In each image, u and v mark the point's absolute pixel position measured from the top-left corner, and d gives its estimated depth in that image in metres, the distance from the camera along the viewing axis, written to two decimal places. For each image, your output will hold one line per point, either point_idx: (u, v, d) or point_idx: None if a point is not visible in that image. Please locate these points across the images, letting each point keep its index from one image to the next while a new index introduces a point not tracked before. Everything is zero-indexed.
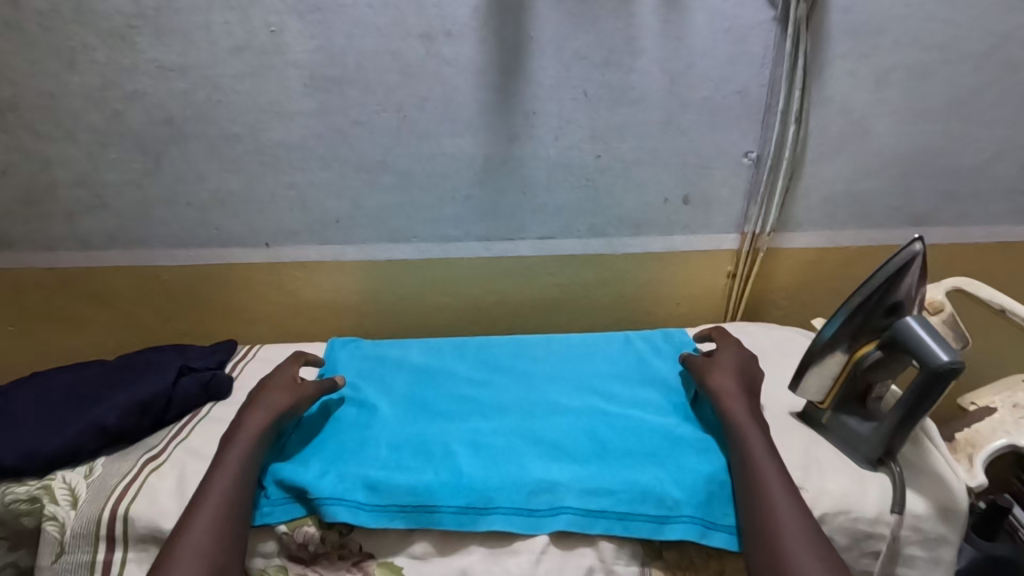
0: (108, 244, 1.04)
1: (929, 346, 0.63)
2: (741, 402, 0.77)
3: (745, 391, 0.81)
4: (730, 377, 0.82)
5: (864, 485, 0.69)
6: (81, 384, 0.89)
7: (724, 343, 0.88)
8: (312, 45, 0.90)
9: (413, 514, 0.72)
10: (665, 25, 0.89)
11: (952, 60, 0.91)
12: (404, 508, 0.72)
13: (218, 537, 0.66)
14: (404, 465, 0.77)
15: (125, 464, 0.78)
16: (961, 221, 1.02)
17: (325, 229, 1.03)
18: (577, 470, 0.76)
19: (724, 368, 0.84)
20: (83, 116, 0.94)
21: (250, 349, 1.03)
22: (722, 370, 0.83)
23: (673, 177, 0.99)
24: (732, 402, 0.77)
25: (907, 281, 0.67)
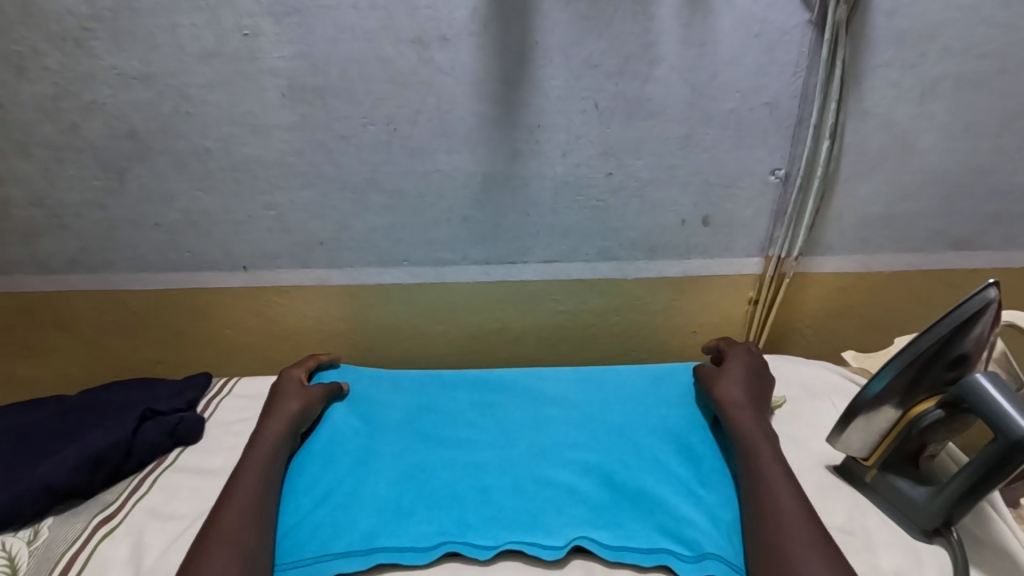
0: (69, 267, 0.95)
1: (1006, 412, 0.54)
2: (774, 452, 0.68)
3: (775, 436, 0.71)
4: (753, 413, 0.73)
5: (920, 562, 0.60)
6: (32, 429, 0.80)
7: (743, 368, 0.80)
8: (291, 51, 0.80)
9: (413, 562, 0.62)
10: (686, 29, 0.79)
11: (1006, 69, 0.81)
12: (402, 555, 0.63)
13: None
14: (404, 508, 0.69)
15: (74, 528, 0.69)
16: (1007, 245, 0.93)
17: (308, 252, 0.94)
18: (597, 512, 0.67)
19: (744, 403, 0.75)
20: (36, 129, 0.84)
21: (225, 383, 0.94)
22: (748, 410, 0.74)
23: (691, 197, 0.90)
24: (753, 442, 0.69)
25: (977, 330, 0.58)
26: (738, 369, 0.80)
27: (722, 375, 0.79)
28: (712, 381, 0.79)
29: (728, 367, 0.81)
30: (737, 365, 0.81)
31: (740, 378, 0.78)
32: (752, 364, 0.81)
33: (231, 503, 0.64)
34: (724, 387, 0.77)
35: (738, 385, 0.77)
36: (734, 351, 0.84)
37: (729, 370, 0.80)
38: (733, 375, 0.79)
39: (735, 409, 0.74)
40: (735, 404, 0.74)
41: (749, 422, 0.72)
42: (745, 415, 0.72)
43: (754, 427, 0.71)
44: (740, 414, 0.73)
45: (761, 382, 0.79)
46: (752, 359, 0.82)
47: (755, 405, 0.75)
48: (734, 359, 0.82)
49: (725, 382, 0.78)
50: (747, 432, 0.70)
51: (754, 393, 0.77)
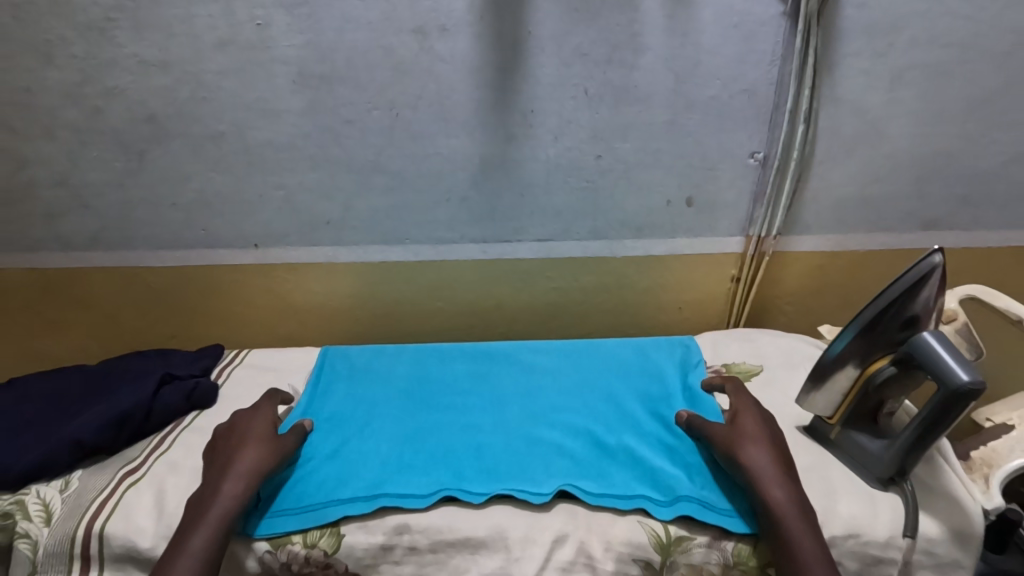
0: (89, 245, 1.00)
1: (948, 364, 0.60)
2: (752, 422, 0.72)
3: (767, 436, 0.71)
4: (781, 480, 0.65)
5: (876, 507, 0.65)
6: (60, 395, 0.86)
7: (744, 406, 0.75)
8: (300, 40, 0.86)
9: (412, 506, 0.68)
10: (670, 20, 0.85)
11: (971, 59, 0.87)
12: (402, 499, 0.68)
13: None
14: (405, 463, 0.74)
15: (102, 478, 0.74)
16: (975, 226, 0.99)
17: (315, 231, 1.00)
18: (583, 467, 0.72)
19: (769, 467, 0.66)
20: (61, 113, 0.90)
21: (237, 354, 1.00)
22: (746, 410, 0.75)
23: (676, 179, 0.95)
24: (791, 524, 0.61)
25: (925, 293, 0.64)
26: (753, 426, 0.72)
27: (739, 433, 0.71)
28: (729, 438, 0.70)
29: (742, 424, 0.72)
30: (752, 422, 0.72)
31: (759, 439, 0.70)
32: (766, 423, 0.73)
33: (233, 452, 0.71)
34: (745, 449, 0.68)
35: (761, 446, 0.68)
36: (744, 407, 0.75)
37: (745, 429, 0.71)
38: (750, 434, 0.71)
39: (760, 476, 0.65)
40: (760, 469, 0.66)
41: (783, 494, 0.63)
42: (775, 487, 0.64)
43: (788, 501, 0.63)
44: (772, 485, 0.64)
45: (779, 443, 0.71)
46: (763, 415, 0.74)
47: (785, 473, 0.66)
48: (745, 415, 0.74)
49: (748, 443, 0.69)
50: (777, 506, 0.62)
51: (779, 457, 0.68)
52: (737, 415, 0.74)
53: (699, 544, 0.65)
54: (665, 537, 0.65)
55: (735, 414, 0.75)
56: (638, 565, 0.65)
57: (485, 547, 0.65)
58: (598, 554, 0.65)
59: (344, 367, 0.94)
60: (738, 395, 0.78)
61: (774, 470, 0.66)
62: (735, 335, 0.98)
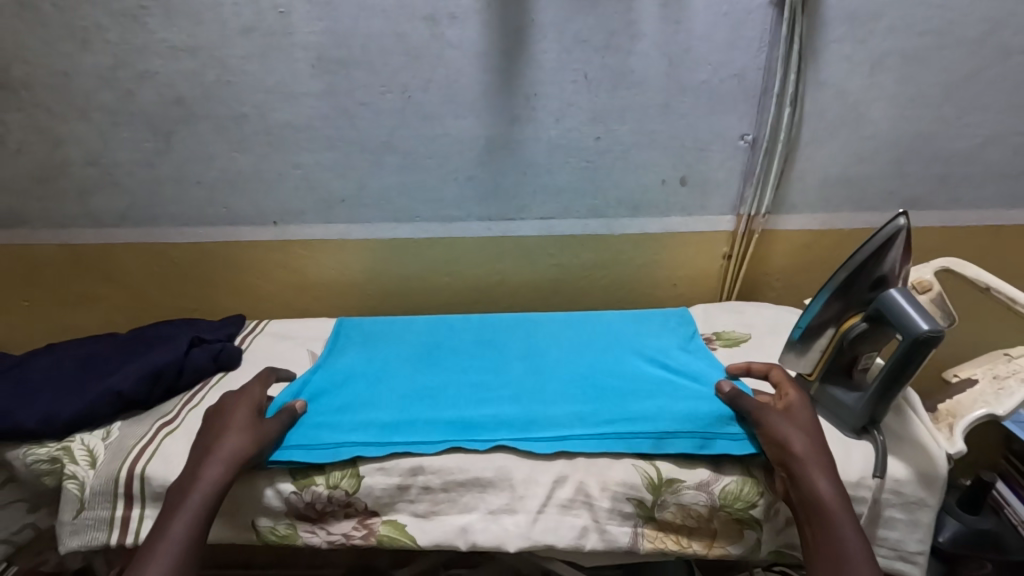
0: (119, 221, 1.07)
1: (911, 317, 0.66)
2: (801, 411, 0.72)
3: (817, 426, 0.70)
4: (829, 470, 0.66)
5: (849, 452, 0.71)
6: (96, 355, 0.92)
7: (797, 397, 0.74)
8: (319, 26, 0.92)
9: (424, 451, 0.73)
10: (664, 9, 0.91)
11: (945, 45, 0.93)
12: (414, 446, 0.74)
13: None
14: (414, 414, 0.80)
15: (140, 428, 0.81)
16: (952, 205, 1.05)
17: (331, 208, 1.06)
18: (585, 417, 0.78)
19: (819, 455, 0.67)
20: (95, 96, 0.96)
21: (257, 324, 1.07)
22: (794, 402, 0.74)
23: (671, 160, 1.02)
24: (836, 516, 0.62)
25: (891, 255, 0.71)
26: (806, 418, 0.71)
27: (787, 421, 0.70)
28: (782, 426, 0.69)
29: (795, 415, 0.71)
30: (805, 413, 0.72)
31: (811, 430, 0.69)
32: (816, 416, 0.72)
33: (249, 397, 0.78)
34: (798, 437, 0.68)
35: (811, 434, 0.69)
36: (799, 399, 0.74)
37: (795, 419, 0.71)
38: (803, 426, 0.70)
39: (808, 462, 0.66)
40: (810, 455, 0.66)
41: (827, 482, 0.64)
42: (822, 477, 0.65)
43: (833, 493, 0.64)
44: (819, 476, 0.65)
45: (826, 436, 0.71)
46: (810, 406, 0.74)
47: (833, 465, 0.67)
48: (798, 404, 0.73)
49: (795, 432, 0.69)
50: (823, 495, 0.63)
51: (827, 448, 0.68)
52: (790, 404, 0.73)
53: (689, 486, 0.71)
54: (657, 477, 0.71)
55: (786, 406, 0.73)
56: (632, 504, 0.71)
57: (492, 486, 0.72)
58: (595, 492, 0.71)
59: (358, 333, 1.01)
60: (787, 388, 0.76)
61: (802, 440, 0.68)
62: (724, 307, 1.05)
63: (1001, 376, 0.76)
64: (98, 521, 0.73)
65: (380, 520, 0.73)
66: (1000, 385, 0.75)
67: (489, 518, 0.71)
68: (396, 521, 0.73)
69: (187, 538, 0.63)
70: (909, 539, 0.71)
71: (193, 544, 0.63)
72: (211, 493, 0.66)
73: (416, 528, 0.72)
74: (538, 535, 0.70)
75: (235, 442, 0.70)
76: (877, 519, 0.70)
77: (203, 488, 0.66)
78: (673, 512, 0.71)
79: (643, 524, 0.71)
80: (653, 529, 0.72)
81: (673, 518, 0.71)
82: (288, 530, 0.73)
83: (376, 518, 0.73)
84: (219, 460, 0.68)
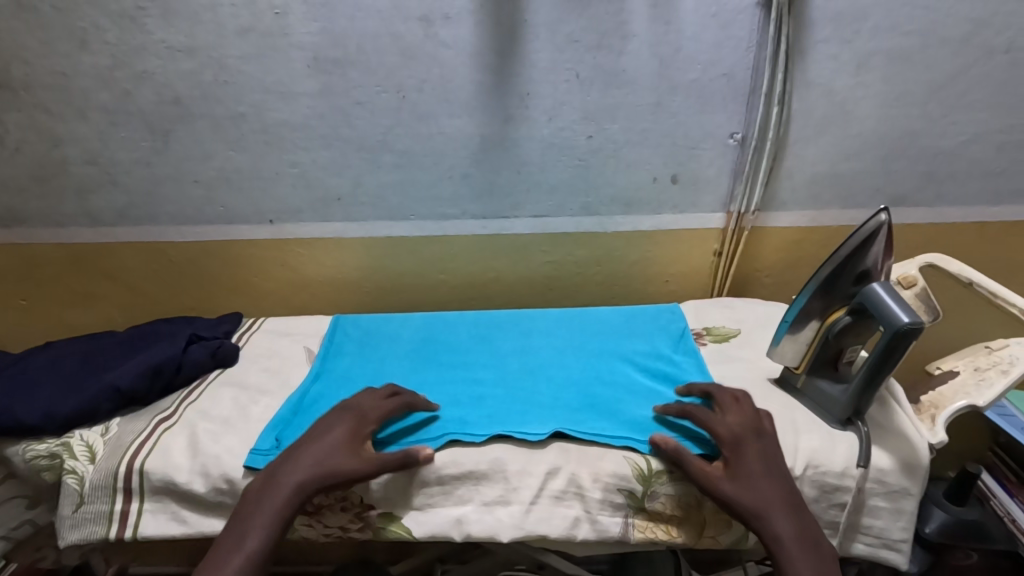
0: (118, 220, 1.08)
1: (892, 310, 0.68)
2: (751, 446, 0.70)
3: (771, 462, 0.69)
4: (788, 513, 0.65)
5: (834, 442, 0.73)
6: (93, 353, 0.93)
7: (740, 433, 0.71)
8: (315, 27, 0.93)
9: (420, 445, 0.75)
10: (655, 9, 0.92)
11: (929, 45, 0.95)
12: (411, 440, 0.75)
13: (317, 477, 0.68)
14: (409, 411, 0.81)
15: (140, 424, 0.82)
16: (938, 203, 1.07)
17: (327, 207, 1.07)
18: (576, 417, 0.79)
19: (772, 499, 0.65)
20: (94, 95, 0.97)
21: (255, 321, 1.08)
22: (744, 440, 0.70)
23: (662, 158, 1.03)
24: (797, 555, 0.62)
25: (874, 249, 0.73)
26: (755, 456, 0.69)
27: (739, 467, 0.68)
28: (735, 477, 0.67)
29: (744, 458, 0.68)
30: (754, 453, 0.69)
31: (761, 475, 0.67)
32: (763, 450, 0.70)
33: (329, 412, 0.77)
34: (755, 480, 0.67)
35: (767, 477, 0.67)
36: (735, 432, 0.71)
37: (745, 461, 0.68)
38: (753, 466, 0.68)
39: (763, 514, 0.65)
40: (767, 504, 0.65)
41: (788, 531, 0.64)
42: (781, 522, 0.64)
43: (796, 539, 0.63)
44: (779, 519, 0.64)
45: (780, 468, 0.69)
46: (756, 438, 0.71)
47: (792, 503, 0.66)
48: (746, 441, 0.70)
49: (748, 476, 0.67)
50: (786, 546, 0.63)
51: (783, 485, 0.67)
52: (737, 441, 0.70)
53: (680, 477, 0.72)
54: (647, 469, 0.73)
55: (730, 448, 0.69)
56: (623, 495, 0.72)
57: (486, 479, 0.73)
58: (587, 484, 0.72)
59: (355, 331, 1.02)
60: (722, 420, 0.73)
61: (757, 479, 0.67)
62: (715, 303, 1.07)
63: (983, 368, 0.78)
64: (97, 515, 0.74)
65: (375, 512, 0.73)
66: (981, 376, 0.77)
67: (483, 509, 0.72)
68: (391, 513, 0.73)
69: (255, 552, 0.64)
70: (893, 527, 0.72)
71: (262, 558, 0.64)
72: (283, 508, 0.66)
73: (411, 520, 0.73)
74: (531, 526, 0.71)
75: (307, 454, 0.70)
76: (861, 507, 0.72)
77: (275, 502, 0.66)
78: (664, 503, 0.72)
79: (635, 514, 0.73)
80: (644, 519, 0.73)
81: (663, 509, 0.73)
82: None
83: (372, 511, 0.73)
84: (282, 471, 0.69)
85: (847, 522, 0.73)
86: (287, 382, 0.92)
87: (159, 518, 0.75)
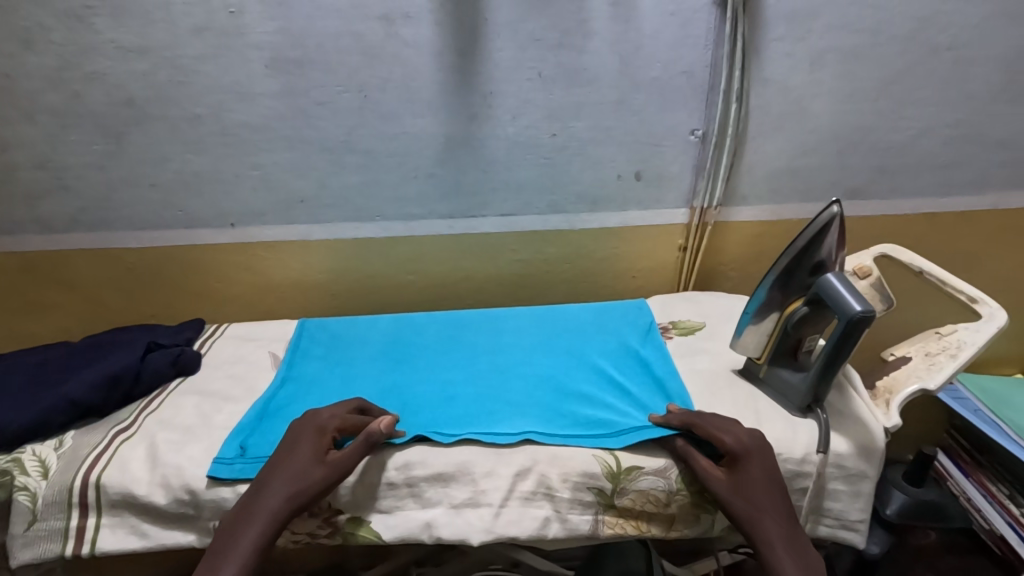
0: (71, 227, 1.04)
1: (846, 299, 0.71)
2: (759, 454, 0.69)
3: (773, 472, 0.68)
4: (780, 521, 0.66)
5: (794, 431, 0.75)
6: (46, 365, 0.90)
7: (749, 443, 0.70)
8: (273, 26, 0.91)
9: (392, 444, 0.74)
10: (614, 8, 0.93)
11: (878, 43, 0.98)
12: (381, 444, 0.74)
13: (291, 498, 0.66)
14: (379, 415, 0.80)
15: (95, 436, 0.79)
16: (892, 195, 1.11)
17: (290, 209, 1.05)
18: (546, 417, 0.79)
19: (762, 503, 0.66)
20: (41, 97, 0.94)
21: (218, 328, 1.06)
22: (753, 450, 0.69)
23: (626, 155, 1.04)
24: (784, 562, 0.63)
25: (827, 241, 0.75)
26: (760, 466, 0.68)
27: (741, 475, 0.68)
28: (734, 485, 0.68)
29: (745, 466, 0.68)
30: (759, 462, 0.68)
31: (762, 483, 0.67)
32: (765, 455, 0.69)
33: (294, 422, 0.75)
34: (752, 487, 0.67)
35: (766, 486, 0.67)
36: (745, 441, 0.70)
37: (749, 470, 0.68)
38: (754, 476, 0.68)
39: (755, 519, 0.66)
40: (761, 512, 0.66)
41: (778, 536, 0.65)
42: (772, 528, 0.65)
43: (788, 547, 0.64)
44: (769, 526, 0.65)
45: (781, 479, 0.68)
46: (762, 446, 0.70)
47: (787, 512, 0.67)
48: (752, 451, 0.69)
49: (746, 485, 0.67)
50: (774, 553, 0.64)
51: (781, 495, 0.67)
52: (746, 450, 0.69)
53: (648, 472, 0.73)
54: (615, 465, 0.73)
55: (738, 456, 0.69)
56: (592, 493, 0.73)
57: (455, 481, 0.72)
58: (556, 484, 0.73)
59: (323, 334, 1.01)
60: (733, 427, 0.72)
61: (755, 486, 0.67)
62: (680, 297, 1.08)
63: (933, 353, 0.81)
64: (52, 532, 0.72)
65: (344, 517, 0.72)
66: (931, 361, 0.80)
67: (452, 512, 0.72)
68: (361, 519, 0.72)
69: None
70: (852, 508, 0.75)
71: None
72: (261, 534, 0.64)
73: (381, 524, 0.72)
74: (501, 527, 0.71)
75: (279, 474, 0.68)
76: (821, 492, 0.74)
77: (251, 530, 0.64)
78: (632, 498, 0.73)
79: (604, 512, 0.73)
80: (614, 516, 0.73)
81: (633, 504, 0.73)
82: None
83: (340, 516, 0.72)
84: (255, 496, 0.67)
85: (809, 507, 0.74)
86: (253, 388, 0.90)
87: (118, 533, 0.72)
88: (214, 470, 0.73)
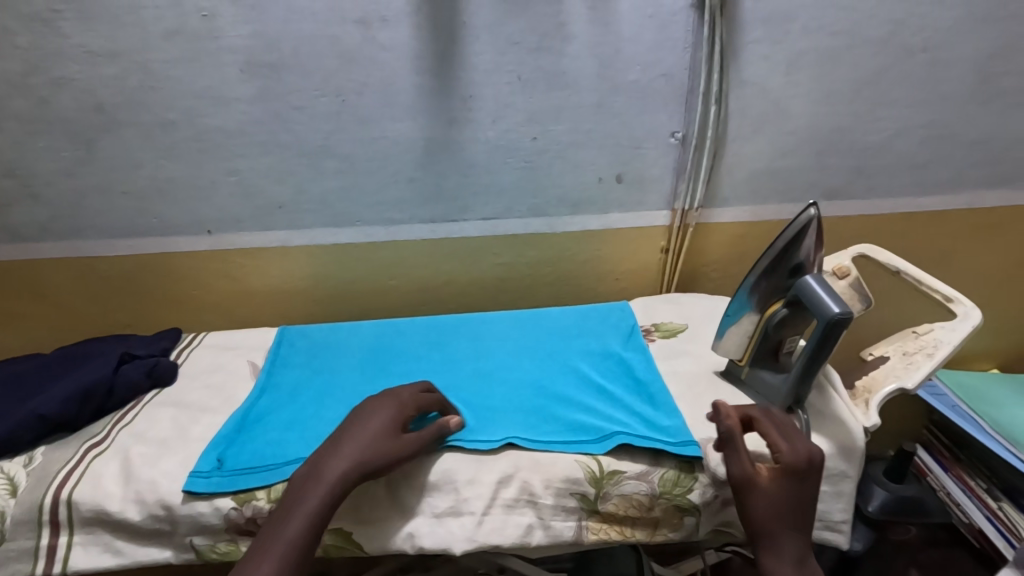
0: (41, 235, 1.01)
1: (824, 301, 0.71)
2: (808, 476, 0.68)
3: (810, 495, 0.67)
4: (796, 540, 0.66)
5: None
6: (16, 379, 0.87)
7: (806, 463, 0.68)
8: (247, 30, 0.90)
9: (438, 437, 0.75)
10: (593, 12, 0.93)
11: (854, 45, 0.99)
12: None
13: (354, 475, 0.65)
14: None
15: (67, 451, 0.77)
16: (870, 194, 1.12)
17: (268, 215, 1.04)
18: (529, 422, 0.79)
19: (784, 520, 0.66)
20: (8, 103, 0.91)
21: (196, 337, 1.04)
22: (803, 470, 0.68)
23: (607, 158, 1.04)
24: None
25: (806, 243, 0.75)
26: (804, 487, 0.67)
27: (783, 491, 0.67)
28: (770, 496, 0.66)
29: (790, 480, 0.67)
30: (805, 483, 0.67)
31: (796, 501, 0.67)
32: (811, 478, 0.68)
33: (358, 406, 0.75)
34: (783, 503, 0.66)
35: (797, 507, 0.67)
36: (804, 460, 0.68)
37: (792, 487, 0.67)
38: (793, 493, 0.67)
39: (772, 532, 0.65)
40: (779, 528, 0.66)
41: (789, 555, 0.65)
42: (786, 546, 0.65)
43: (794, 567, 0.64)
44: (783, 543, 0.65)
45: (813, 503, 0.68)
46: (814, 469, 0.68)
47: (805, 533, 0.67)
48: (805, 471, 0.68)
49: (780, 501, 0.66)
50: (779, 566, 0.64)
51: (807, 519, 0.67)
52: (799, 469, 0.68)
53: (631, 476, 0.73)
54: (598, 470, 0.73)
55: (788, 471, 0.67)
56: (575, 498, 0.73)
57: (437, 489, 0.71)
58: (539, 491, 0.72)
59: (303, 341, 0.99)
60: (794, 441, 0.70)
61: (788, 504, 0.66)
62: (663, 299, 1.09)
63: (910, 352, 0.82)
64: (21, 552, 0.70)
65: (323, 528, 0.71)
66: (909, 360, 0.81)
67: (434, 521, 0.71)
68: (341, 530, 0.71)
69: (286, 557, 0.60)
70: (835, 509, 0.75)
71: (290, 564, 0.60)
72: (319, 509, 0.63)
73: (361, 535, 0.70)
74: (484, 535, 0.70)
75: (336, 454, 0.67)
76: None
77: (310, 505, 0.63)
78: (616, 503, 0.72)
79: (588, 517, 0.73)
80: (598, 521, 0.73)
81: (616, 509, 0.73)
82: (230, 547, 0.70)
83: None
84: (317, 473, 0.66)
85: None
86: (232, 399, 0.88)
87: (91, 551, 0.71)
88: (191, 484, 0.71)
